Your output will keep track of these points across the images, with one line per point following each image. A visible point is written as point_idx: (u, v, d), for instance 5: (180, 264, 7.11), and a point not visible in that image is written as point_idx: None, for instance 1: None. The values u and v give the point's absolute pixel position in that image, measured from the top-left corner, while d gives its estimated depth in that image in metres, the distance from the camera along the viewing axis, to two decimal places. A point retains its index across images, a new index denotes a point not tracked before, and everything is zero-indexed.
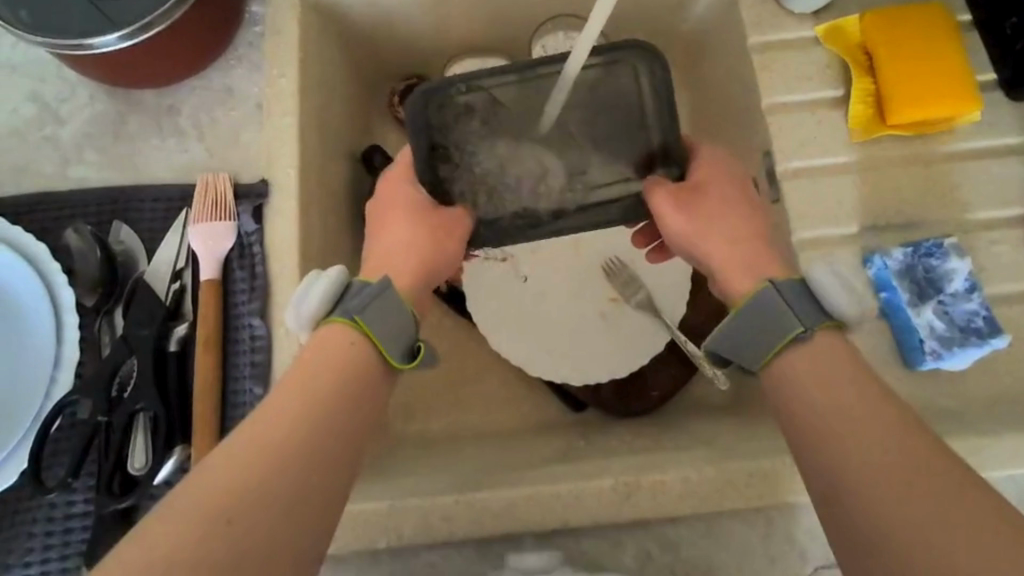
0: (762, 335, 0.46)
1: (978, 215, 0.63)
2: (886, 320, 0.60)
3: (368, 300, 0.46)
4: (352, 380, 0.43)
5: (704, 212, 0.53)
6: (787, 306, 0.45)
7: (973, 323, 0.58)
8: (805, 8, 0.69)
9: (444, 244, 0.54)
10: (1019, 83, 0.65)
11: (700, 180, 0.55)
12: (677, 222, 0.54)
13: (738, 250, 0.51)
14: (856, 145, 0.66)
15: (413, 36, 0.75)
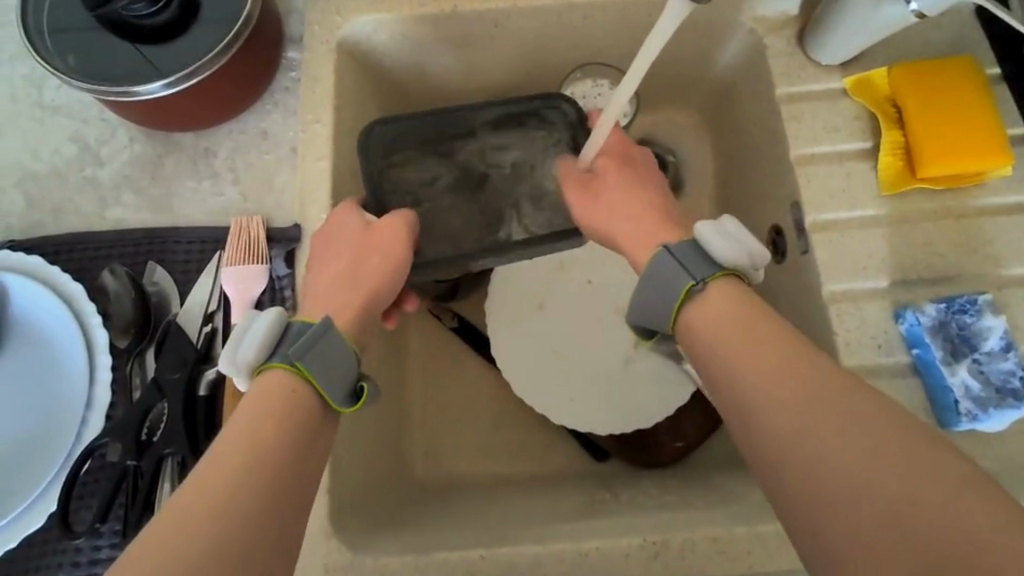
0: (659, 302, 0.48)
1: (1012, 270, 0.62)
2: (919, 376, 0.59)
3: (311, 342, 0.46)
4: (300, 401, 0.43)
5: (607, 193, 0.57)
6: (679, 263, 0.47)
7: (1010, 384, 0.57)
8: (832, 61, 0.70)
9: (372, 257, 0.55)
10: None
11: (604, 166, 0.59)
12: (586, 210, 0.58)
13: (638, 225, 0.53)
14: (886, 196, 0.66)
15: (447, 80, 0.78)
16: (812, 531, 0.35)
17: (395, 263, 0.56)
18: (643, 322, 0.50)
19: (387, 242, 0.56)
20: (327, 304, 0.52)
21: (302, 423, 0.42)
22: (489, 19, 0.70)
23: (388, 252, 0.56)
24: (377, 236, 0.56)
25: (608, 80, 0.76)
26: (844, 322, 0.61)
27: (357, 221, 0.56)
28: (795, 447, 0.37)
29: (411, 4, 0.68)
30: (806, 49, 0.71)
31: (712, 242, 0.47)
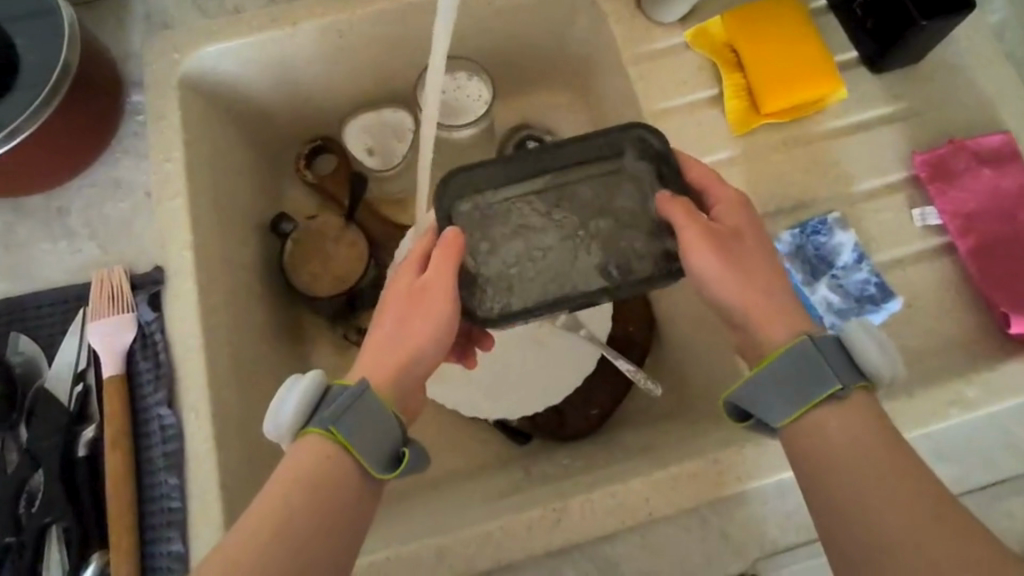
0: (792, 395, 0.44)
1: (862, 186, 0.65)
2: None
3: (346, 403, 0.44)
4: (334, 477, 0.42)
5: (740, 256, 0.50)
6: (823, 357, 0.44)
7: (867, 291, 0.60)
8: (671, 18, 0.72)
9: (429, 331, 0.50)
10: (879, 57, 0.68)
11: (731, 222, 0.52)
12: (706, 261, 0.49)
13: (776, 307, 0.48)
14: (737, 138, 0.68)
15: (309, 97, 0.78)
16: (823, 495, 0.42)
17: (437, 333, 0.50)
18: (747, 404, 0.46)
19: (434, 307, 0.50)
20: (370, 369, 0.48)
21: (344, 499, 0.42)
22: (331, 30, 0.71)
23: (431, 310, 0.50)
24: (422, 295, 0.50)
25: (465, 73, 0.78)
26: None
27: (410, 284, 0.51)
28: (830, 437, 0.43)
29: (248, 29, 0.69)
30: (645, 9, 0.72)
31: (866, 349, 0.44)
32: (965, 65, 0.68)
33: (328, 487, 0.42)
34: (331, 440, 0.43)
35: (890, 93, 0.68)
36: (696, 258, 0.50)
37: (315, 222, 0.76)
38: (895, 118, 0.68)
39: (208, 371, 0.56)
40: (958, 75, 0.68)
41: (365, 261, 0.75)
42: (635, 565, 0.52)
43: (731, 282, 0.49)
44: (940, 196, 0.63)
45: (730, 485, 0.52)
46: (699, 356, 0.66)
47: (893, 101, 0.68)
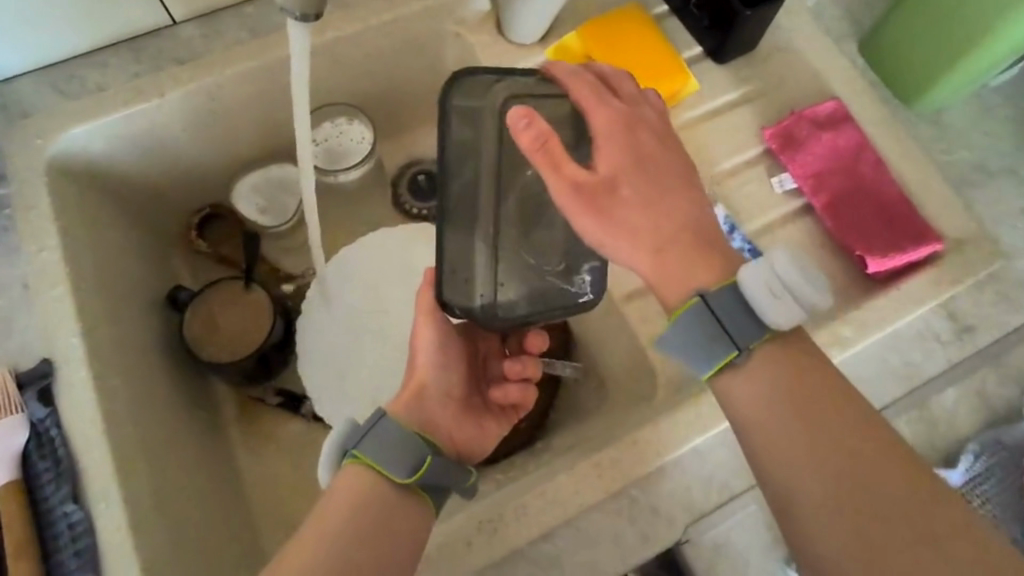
0: (706, 348, 0.46)
1: (724, 165, 0.71)
2: None
3: (367, 428, 0.47)
4: (367, 500, 0.45)
5: (622, 214, 0.48)
6: (717, 320, 0.46)
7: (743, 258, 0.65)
8: (529, 40, 0.76)
9: (420, 355, 0.53)
10: (719, 50, 0.74)
11: (607, 164, 0.48)
12: (590, 227, 0.48)
13: (679, 263, 0.47)
14: None
15: (189, 163, 0.78)
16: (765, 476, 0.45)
17: (435, 351, 0.54)
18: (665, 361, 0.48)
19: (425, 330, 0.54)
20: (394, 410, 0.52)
21: (382, 516, 0.45)
22: (200, 95, 0.71)
23: (421, 337, 0.54)
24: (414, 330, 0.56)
25: (343, 116, 0.81)
26: None
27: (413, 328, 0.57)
28: (773, 429, 0.45)
29: (111, 107, 0.68)
30: (505, 33, 0.76)
31: (752, 295, 0.45)
32: (794, 44, 0.75)
33: (365, 510, 0.45)
34: (360, 466, 0.46)
35: (735, 80, 0.75)
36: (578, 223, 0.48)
37: (212, 288, 0.75)
38: (743, 101, 0.74)
39: (114, 456, 0.55)
40: (790, 54, 0.75)
41: (269, 315, 0.75)
42: (575, 557, 0.53)
43: (625, 248, 0.48)
44: (790, 162, 0.69)
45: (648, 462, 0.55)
46: (611, 347, 0.69)
47: (738, 86, 0.75)
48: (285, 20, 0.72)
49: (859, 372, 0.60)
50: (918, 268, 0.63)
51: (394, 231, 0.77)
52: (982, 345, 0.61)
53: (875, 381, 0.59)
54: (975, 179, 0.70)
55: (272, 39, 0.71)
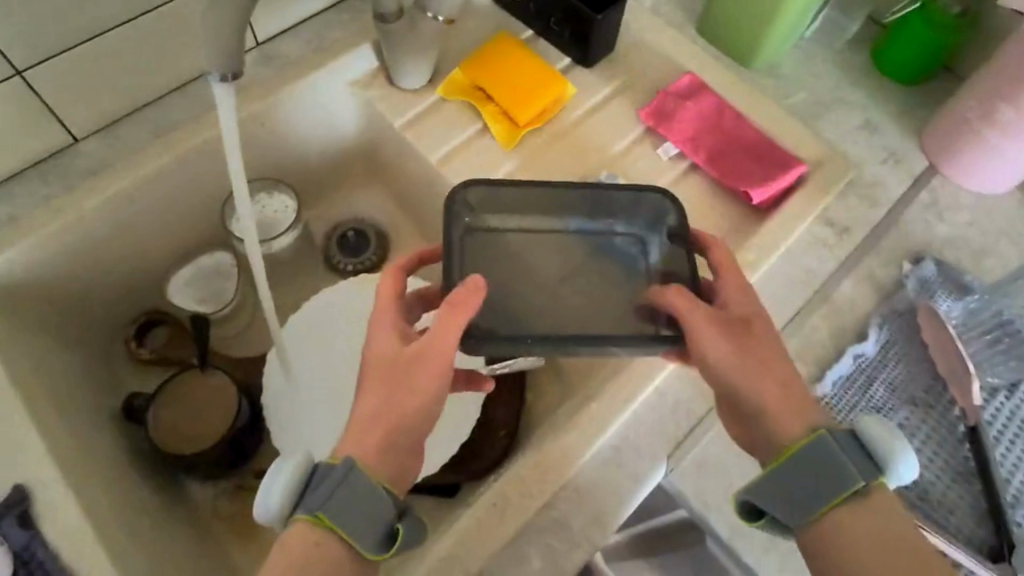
0: (816, 483, 0.46)
1: (617, 147, 0.80)
2: None
3: (336, 481, 0.46)
4: (324, 558, 0.45)
5: (753, 351, 0.51)
6: (839, 457, 0.46)
7: None
8: (419, 83, 0.83)
9: (417, 398, 0.51)
10: (585, 55, 0.85)
11: (740, 310, 0.53)
12: (721, 351, 0.51)
13: (782, 388, 0.50)
14: (512, 151, 0.79)
15: (117, 271, 0.79)
16: None
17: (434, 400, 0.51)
18: (765, 503, 0.47)
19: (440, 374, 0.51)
20: (362, 437, 0.50)
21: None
22: (117, 201, 0.73)
23: (424, 379, 0.50)
24: (415, 358, 0.51)
25: (263, 191, 0.85)
26: None
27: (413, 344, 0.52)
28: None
29: (27, 232, 0.69)
30: (395, 82, 0.83)
31: (875, 432, 0.47)
32: (644, 39, 0.87)
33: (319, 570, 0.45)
34: (315, 523, 0.46)
35: (604, 78, 0.85)
36: (705, 348, 0.51)
37: (167, 387, 0.75)
38: (616, 94, 0.84)
39: (111, 561, 0.55)
40: (642, 48, 0.87)
41: (234, 396, 0.75)
42: (582, 516, 0.57)
43: (742, 373, 0.50)
44: (669, 132, 0.79)
45: (615, 413, 0.60)
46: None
47: (608, 83, 0.85)
48: (186, 115, 0.76)
49: (773, 289, 0.69)
50: (794, 190, 0.74)
51: (345, 284, 0.80)
52: (860, 241, 0.72)
53: (788, 292, 0.68)
54: (817, 112, 0.83)
55: (178, 134, 0.74)
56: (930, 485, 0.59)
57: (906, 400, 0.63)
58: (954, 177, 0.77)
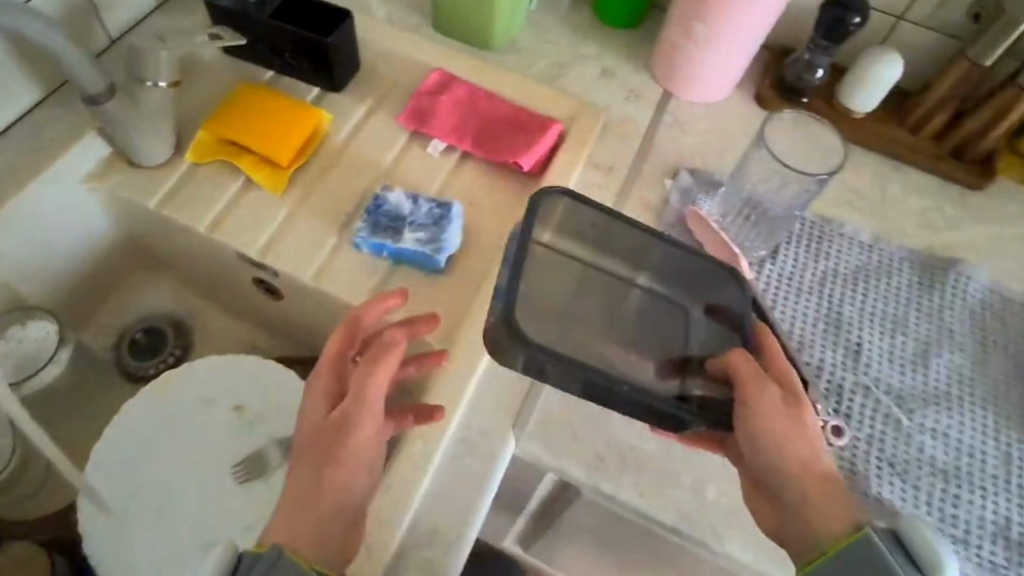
0: (866, 567, 0.46)
1: (390, 155, 0.78)
2: (404, 264, 0.69)
3: (264, 569, 0.44)
4: None
5: (791, 408, 0.53)
6: (884, 565, 0.46)
7: (434, 213, 0.71)
8: (163, 154, 0.76)
9: (344, 468, 0.50)
10: (331, 80, 0.83)
11: (778, 373, 0.55)
12: (744, 375, 0.52)
13: (799, 434, 0.52)
14: (283, 195, 0.75)
15: None
16: None
17: (361, 471, 0.51)
18: None
19: (368, 446, 0.51)
20: (293, 520, 0.49)
21: None
22: None
23: (351, 449, 0.50)
24: (337, 429, 0.51)
25: (13, 324, 0.72)
26: (336, 282, 0.69)
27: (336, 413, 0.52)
28: None
29: None
30: (135, 162, 0.76)
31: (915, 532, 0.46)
32: (386, 48, 0.87)
33: None
34: None
35: (358, 95, 0.84)
36: (746, 394, 0.52)
37: None
38: (375, 106, 0.83)
39: None
40: (387, 57, 0.87)
41: (46, 558, 0.69)
42: (447, 518, 0.57)
43: (781, 441, 0.51)
44: (431, 129, 0.79)
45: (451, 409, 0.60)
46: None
47: (363, 98, 0.84)
48: None
49: None
50: (557, 149, 0.79)
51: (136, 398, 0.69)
52: (626, 176, 0.79)
53: None
54: (559, 73, 0.89)
55: None
56: None
57: None
58: (680, 95, 0.88)
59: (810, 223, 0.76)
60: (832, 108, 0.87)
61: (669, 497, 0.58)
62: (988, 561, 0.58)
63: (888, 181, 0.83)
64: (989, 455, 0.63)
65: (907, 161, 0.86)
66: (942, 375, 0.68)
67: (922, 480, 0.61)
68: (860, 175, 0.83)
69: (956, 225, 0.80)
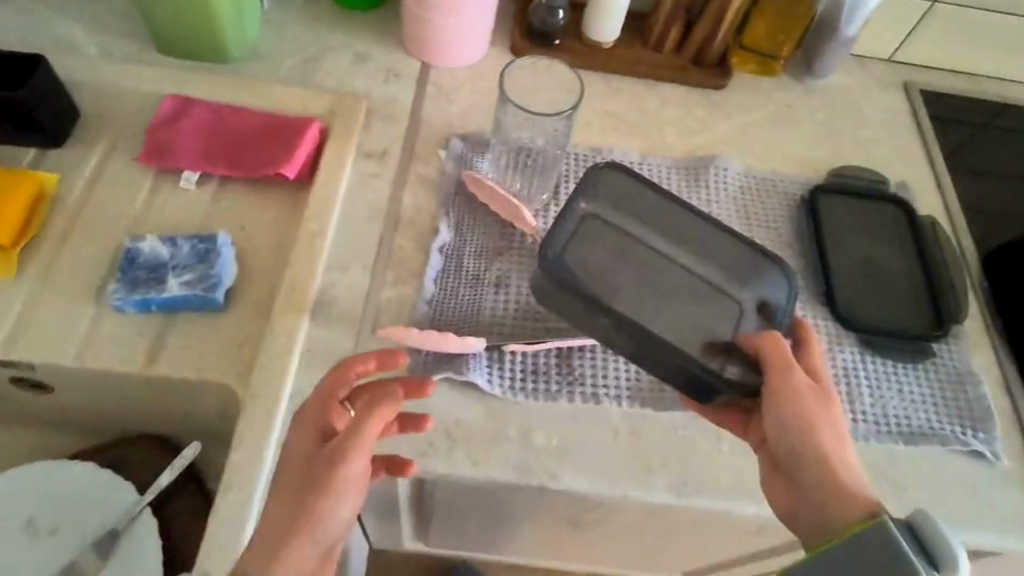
0: (867, 557, 0.49)
1: (138, 200, 0.70)
2: (180, 311, 0.64)
3: None
4: None
5: (825, 400, 0.56)
6: (890, 552, 0.48)
7: (197, 249, 0.65)
8: None
9: (328, 500, 0.50)
10: (43, 135, 0.72)
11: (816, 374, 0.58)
12: (801, 379, 0.55)
13: (818, 416, 0.55)
14: (17, 278, 0.65)
15: None
16: None
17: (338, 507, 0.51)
18: None
19: (355, 489, 0.52)
20: (281, 550, 0.49)
21: None
22: None
23: (340, 482, 0.51)
24: (326, 462, 0.51)
25: None
26: (104, 355, 0.62)
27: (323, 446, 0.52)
28: None
29: None
30: None
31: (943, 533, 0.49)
32: (103, 82, 0.77)
33: None
34: None
35: (83, 144, 0.74)
36: (778, 384, 0.55)
37: None
38: (107, 151, 0.74)
39: None
40: (106, 93, 0.77)
41: None
42: None
43: (807, 425, 0.54)
44: (177, 160, 0.72)
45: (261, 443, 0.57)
46: (203, 411, 0.66)
47: (90, 145, 0.74)
48: None
49: (352, 238, 0.71)
50: (322, 146, 0.76)
51: None
52: (400, 159, 0.78)
53: (366, 233, 0.71)
54: (312, 68, 0.85)
55: None
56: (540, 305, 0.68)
57: (495, 253, 0.71)
58: (435, 62, 0.88)
59: (582, 156, 0.82)
60: (583, 42, 0.92)
61: (505, 449, 0.60)
62: None
63: (644, 101, 0.90)
64: None
65: (658, 76, 0.92)
66: None
67: None
68: (618, 102, 0.89)
69: (707, 126, 0.89)
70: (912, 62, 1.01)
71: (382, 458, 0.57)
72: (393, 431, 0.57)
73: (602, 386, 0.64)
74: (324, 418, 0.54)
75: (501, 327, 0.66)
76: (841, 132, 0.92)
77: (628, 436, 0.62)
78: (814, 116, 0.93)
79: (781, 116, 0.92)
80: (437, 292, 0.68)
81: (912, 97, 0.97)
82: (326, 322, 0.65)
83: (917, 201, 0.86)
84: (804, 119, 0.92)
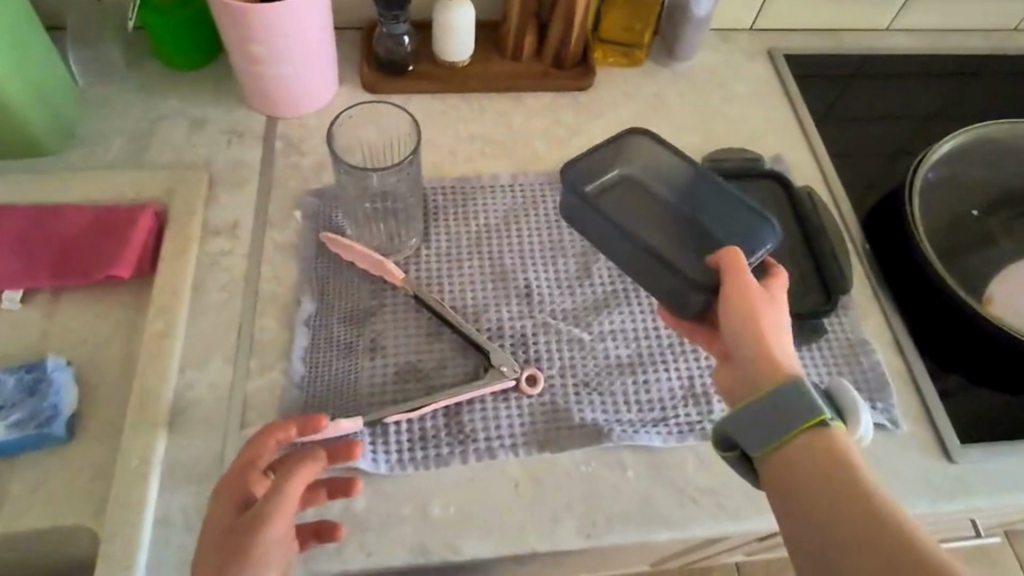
0: (781, 412, 0.51)
1: None
2: (18, 455, 0.58)
3: None
4: None
5: (774, 302, 0.56)
6: (802, 395, 0.51)
7: (27, 380, 0.60)
8: None
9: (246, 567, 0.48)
10: None
11: (773, 286, 0.58)
12: (748, 281, 0.56)
13: (766, 313, 0.55)
14: None
15: None
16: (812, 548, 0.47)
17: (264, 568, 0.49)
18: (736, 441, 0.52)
19: (276, 561, 0.50)
20: None
21: None
22: None
23: (262, 549, 0.49)
24: (244, 532, 0.49)
25: None
26: None
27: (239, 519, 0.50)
28: (830, 502, 0.47)
29: None
30: None
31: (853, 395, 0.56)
32: None
33: None
34: None
35: None
36: (729, 284, 0.56)
37: None
38: None
39: None
40: None
41: None
42: None
43: (751, 318, 0.55)
44: None
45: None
46: (73, 553, 0.60)
47: None
48: None
49: (208, 330, 0.65)
50: (162, 232, 0.70)
51: None
52: (252, 228, 0.72)
53: (223, 320, 0.66)
54: (143, 144, 0.78)
55: None
56: (420, 361, 0.65)
57: (366, 313, 0.67)
58: (266, 115, 0.81)
59: (450, 189, 0.78)
60: (436, 64, 0.88)
61: (400, 530, 0.57)
62: (685, 425, 0.63)
63: (509, 116, 0.87)
64: (660, 330, 0.69)
65: (521, 85, 0.89)
66: (604, 275, 0.72)
67: (614, 384, 0.65)
68: (484, 123, 0.86)
69: (578, 131, 0.87)
70: (773, 27, 1.01)
71: (311, 524, 0.56)
72: (322, 498, 0.56)
73: (495, 438, 0.61)
74: (244, 489, 0.52)
75: (383, 394, 0.63)
76: (713, 113, 0.91)
77: (529, 486, 0.60)
78: (683, 100, 0.91)
79: (651, 106, 0.90)
80: (308, 369, 0.64)
81: (778, 63, 0.97)
82: (187, 433, 0.59)
83: (794, 173, 0.86)
84: (675, 106, 0.91)
